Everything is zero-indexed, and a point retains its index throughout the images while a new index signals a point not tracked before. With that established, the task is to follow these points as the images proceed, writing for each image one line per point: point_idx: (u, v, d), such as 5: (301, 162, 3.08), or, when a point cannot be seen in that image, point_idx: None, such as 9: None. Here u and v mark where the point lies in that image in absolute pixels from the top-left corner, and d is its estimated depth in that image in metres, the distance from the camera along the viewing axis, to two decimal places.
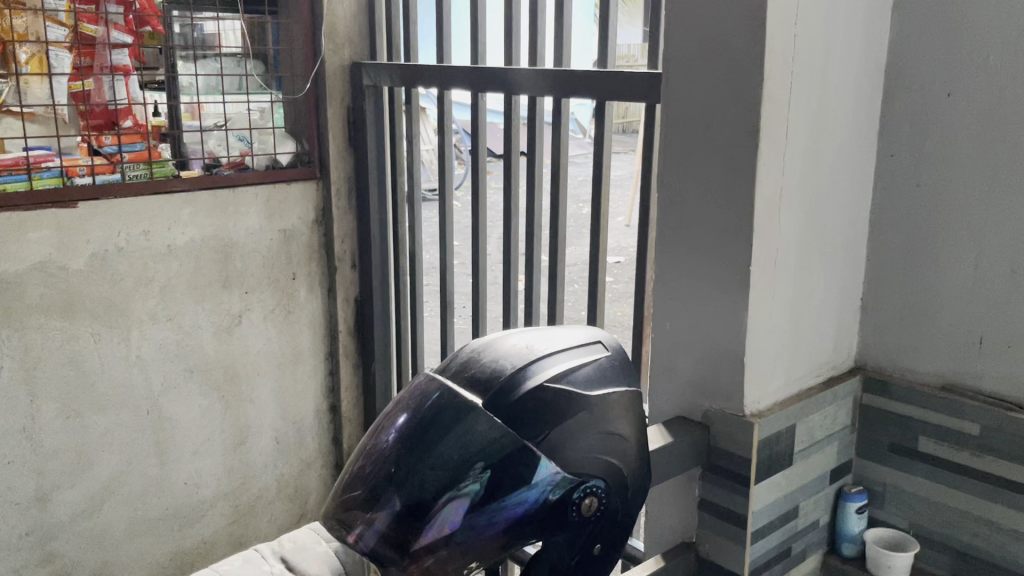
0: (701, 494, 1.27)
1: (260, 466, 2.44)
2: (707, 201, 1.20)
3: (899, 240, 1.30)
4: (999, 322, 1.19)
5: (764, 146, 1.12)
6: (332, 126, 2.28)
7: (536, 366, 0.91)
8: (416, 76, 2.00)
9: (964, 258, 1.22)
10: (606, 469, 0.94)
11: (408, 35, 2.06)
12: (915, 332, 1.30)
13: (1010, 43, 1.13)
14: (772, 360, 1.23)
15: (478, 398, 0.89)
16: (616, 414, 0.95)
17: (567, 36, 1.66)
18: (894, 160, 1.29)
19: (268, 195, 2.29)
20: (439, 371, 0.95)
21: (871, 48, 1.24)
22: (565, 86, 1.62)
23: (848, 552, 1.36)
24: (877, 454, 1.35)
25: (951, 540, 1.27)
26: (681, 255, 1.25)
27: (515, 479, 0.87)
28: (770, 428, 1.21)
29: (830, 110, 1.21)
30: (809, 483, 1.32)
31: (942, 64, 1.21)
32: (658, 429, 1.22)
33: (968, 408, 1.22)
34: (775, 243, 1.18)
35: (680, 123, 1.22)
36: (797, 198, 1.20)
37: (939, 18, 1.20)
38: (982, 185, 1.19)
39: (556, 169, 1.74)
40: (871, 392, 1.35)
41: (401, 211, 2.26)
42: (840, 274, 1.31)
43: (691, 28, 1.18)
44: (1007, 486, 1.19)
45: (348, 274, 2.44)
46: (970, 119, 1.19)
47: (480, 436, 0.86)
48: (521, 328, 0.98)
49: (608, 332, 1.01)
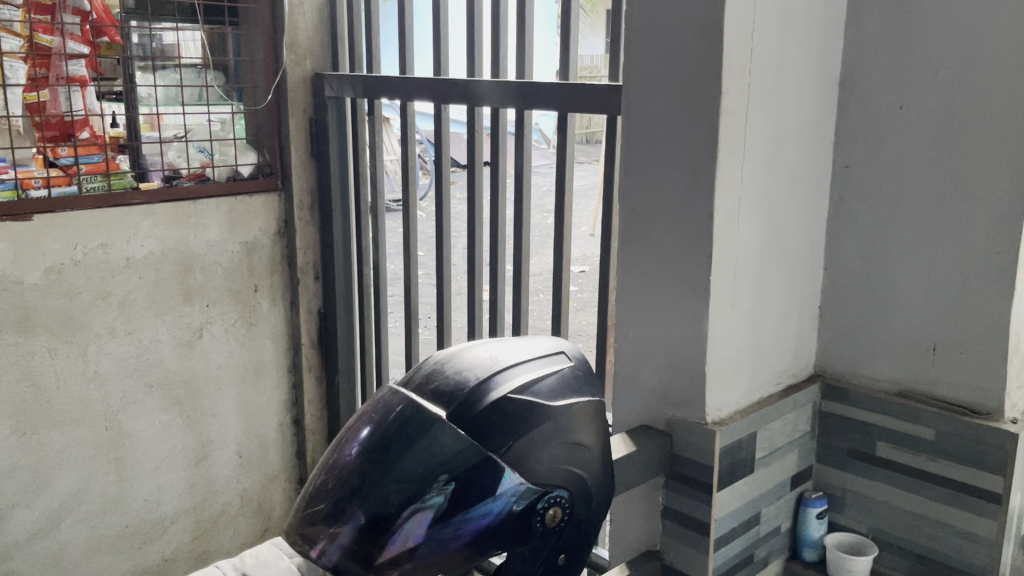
0: (664, 502, 1.28)
1: (223, 481, 2.41)
2: (668, 211, 1.21)
3: (855, 250, 1.33)
4: (952, 329, 1.23)
5: (722, 159, 1.13)
6: (295, 138, 2.26)
7: (500, 377, 0.91)
8: (379, 87, 1.99)
9: (917, 266, 1.25)
10: (570, 479, 0.95)
11: (370, 46, 2.05)
12: (872, 339, 1.33)
13: (958, 58, 1.16)
14: (732, 368, 1.24)
15: (442, 409, 0.89)
16: (580, 425, 0.96)
17: (529, 48, 1.66)
18: (849, 171, 1.31)
19: (229, 207, 2.27)
20: (402, 384, 0.95)
21: (826, 62, 1.27)
22: (528, 97, 1.63)
23: (810, 557, 1.38)
24: (836, 460, 1.37)
25: (909, 544, 1.29)
26: (643, 267, 1.27)
27: (480, 491, 0.87)
28: (732, 436, 1.23)
29: (787, 121, 1.23)
30: (771, 490, 1.33)
31: (893, 78, 1.24)
32: (621, 439, 1.23)
33: (924, 413, 1.25)
34: (735, 253, 1.20)
35: (641, 135, 1.23)
36: (756, 209, 1.21)
37: (890, 33, 1.23)
38: (933, 194, 1.22)
39: (519, 181, 1.74)
40: (830, 399, 1.37)
41: (365, 222, 2.24)
42: (799, 283, 1.33)
43: (650, 41, 1.20)
44: (962, 489, 1.22)
45: (311, 286, 2.41)
46: (922, 132, 1.22)
47: (445, 448, 0.86)
48: (484, 339, 0.98)
49: (571, 342, 1.01)
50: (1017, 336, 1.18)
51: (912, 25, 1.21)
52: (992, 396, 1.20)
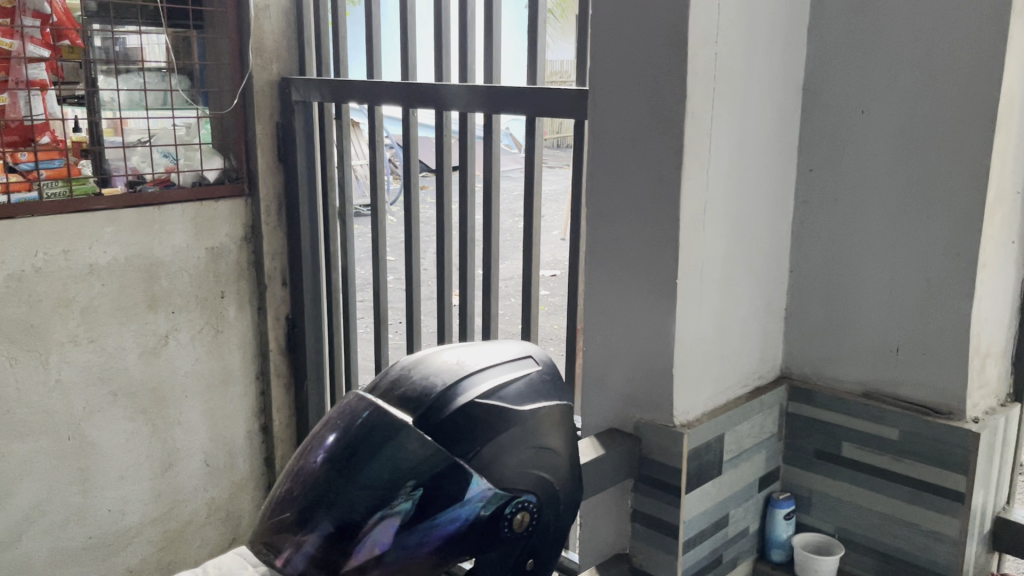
0: (633, 505, 1.28)
1: (190, 490, 2.37)
2: (634, 215, 1.22)
3: (820, 253, 1.34)
4: (915, 330, 1.24)
5: (688, 163, 1.14)
6: (260, 142, 2.23)
7: (467, 382, 0.91)
8: (346, 92, 1.98)
9: (881, 268, 1.27)
10: (538, 483, 0.94)
11: (337, 50, 2.04)
12: (838, 341, 1.34)
13: (918, 64, 1.18)
14: (699, 371, 1.25)
15: (408, 415, 0.88)
16: (548, 429, 0.95)
17: (497, 53, 1.66)
18: (813, 174, 1.33)
19: (195, 212, 2.24)
20: (369, 390, 0.94)
21: (789, 67, 1.28)
22: (496, 102, 1.63)
23: (778, 558, 1.38)
24: (803, 461, 1.38)
25: (875, 543, 1.31)
26: (611, 270, 1.27)
27: (447, 497, 0.86)
28: (700, 438, 1.23)
29: (752, 125, 1.24)
30: (739, 491, 1.34)
31: (856, 83, 1.25)
32: (590, 442, 1.23)
33: (888, 413, 1.27)
34: (702, 256, 1.20)
35: (607, 139, 1.24)
36: (722, 213, 1.22)
37: (852, 38, 1.25)
38: (895, 198, 1.23)
39: (488, 186, 1.74)
40: (796, 400, 1.38)
41: (333, 228, 2.22)
42: (765, 285, 1.35)
43: (615, 46, 1.20)
44: (927, 489, 1.23)
45: (279, 292, 2.38)
46: (885, 136, 1.23)
47: (411, 454, 0.86)
48: (452, 343, 0.98)
49: (539, 346, 1.01)
50: (978, 337, 1.20)
51: (874, 30, 1.22)
52: (954, 396, 1.22)
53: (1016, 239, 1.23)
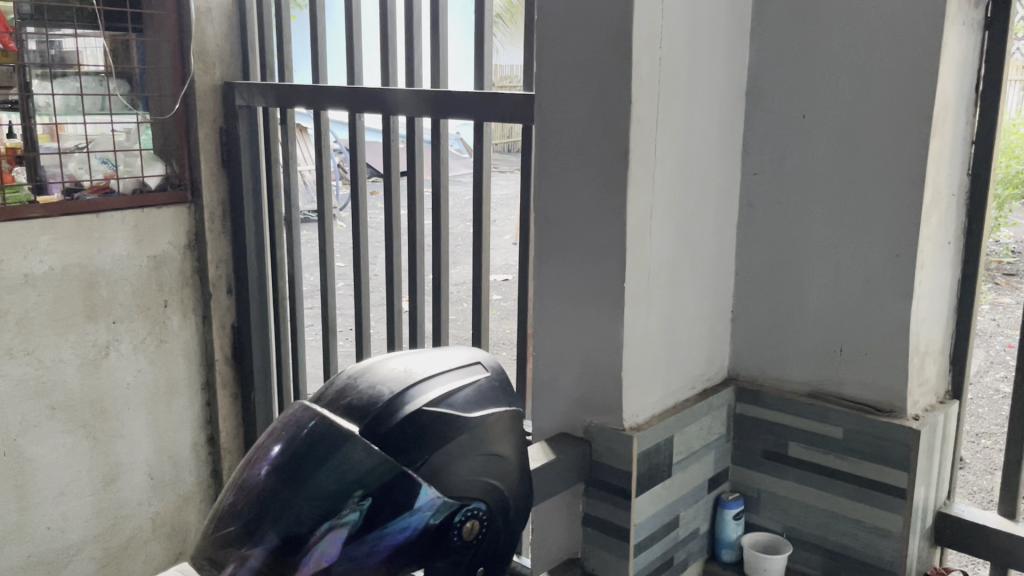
0: (584, 509, 1.28)
1: (133, 505, 2.31)
2: (581, 220, 1.22)
3: (765, 255, 1.36)
4: (858, 331, 1.27)
5: (634, 168, 1.15)
6: (204, 148, 2.19)
7: (415, 390, 0.90)
8: (291, 96, 1.95)
9: (824, 270, 1.29)
10: (488, 491, 0.94)
11: (282, 54, 2.01)
12: (783, 342, 1.36)
13: (856, 69, 1.21)
14: (648, 373, 1.26)
15: (355, 425, 0.87)
16: (497, 436, 0.95)
17: (444, 57, 1.65)
18: (757, 178, 1.35)
19: (136, 219, 2.19)
20: (315, 400, 0.92)
21: (732, 71, 1.30)
22: (443, 106, 1.62)
23: (728, 557, 1.39)
24: (751, 462, 1.40)
25: (821, 541, 1.33)
26: (561, 275, 1.27)
27: (394, 507, 0.86)
28: (649, 441, 1.24)
29: (696, 130, 1.25)
30: (689, 493, 1.35)
31: (797, 88, 1.28)
32: (541, 447, 1.23)
33: (833, 413, 1.29)
34: (649, 260, 1.21)
35: (554, 144, 1.24)
36: (668, 217, 1.23)
37: (793, 43, 1.27)
38: (837, 201, 1.26)
39: (437, 190, 1.72)
40: (744, 401, 1.40)
41: (280, 234, 2.19)
42: (711, 288, 1.36)
43: (561, 50, 1.20)
44: (870, 486, 1.25)
45: (224, 299, 2.33)
46: (826, 140, 1.25)
47: (358, 465, 0.84)
48: (400, 351, 0.97)
49: (487, 352, 1.01)
50: (918, 336, 1.23)
51: (814, 37, 1.24)
52: (896, 394, 1.24)
53: (952, 239, 1.27)
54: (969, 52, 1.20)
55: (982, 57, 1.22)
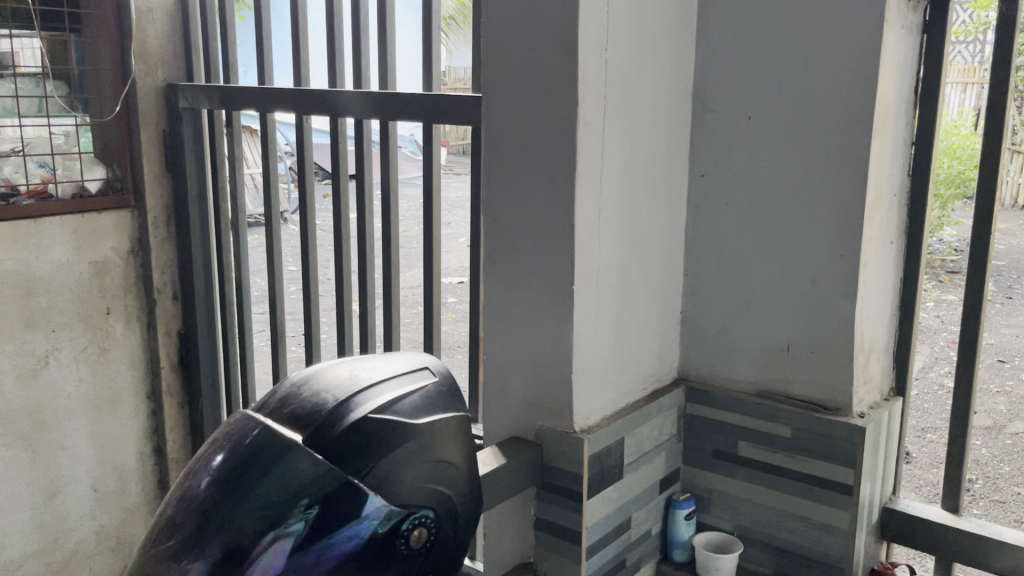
0: (536, 512, 1.28)
1: (75, 518, 2.25)
2: (530, 222, 1.21)
3: (713, 256, 1.37)
4: (804, 330, 1.28)
5: (582, 170, 1.14)
6: (147, 152, 2.13)
7: (360, 397, 0.88)
8: (236, 98, 1.92)
9: (770, 270, 1.30)
10: (435, 497, 0.92)
11: (227, 55, 1.97)
12: (732, 342, 1.37)
13: (799, 72, 1.22)
14: (598, 376, 1.25)
15: (298, 434, 0.85)
16: (444, 442, 0.94)
17: (391, 58, 1.63)
18: (704, 179, 1.35)
19: (76, 225, 2.12)
20: (257, 409, 0.90)
21: (678, 74, 1.30)
22: (391, 108, 1.59)
23: (679, 558, 1.40)
24: (702, 461, 1.40)
25: (771, 539, 1.34)
26: (510, 278, 1.26)
27: (340, 517, 0.84)
28: (600, 443, 1.24)
29: (644, 132, 1.25)
30: (640, 494, 1.35)
31: (742, 90, 1.29)
32: (491, 452, 1.22)
33: (780, 412, 1.30)
34: (598, 262, 1.21)
35: (501, 146, 1.23)
36: (617, 220, 1.23)
37: (739, 45, 1.28)
38: (782, 202, 1.27)
39: (386, 193, 1.70)
40: (693, 401, 1.40)
41: (226, 238, 2.14)
42: (661, 289, 1.36)
43: (507, 53, 1.19)
44: (819, 483, 1.27)
45: (169, 306, 2.26)
46: (771, 142, 1.27)
47: (302, 474, 0.83)
48: (345, 357, 0.95)
49: (435, 358, 1.00)
50: (862, 334, 1.25)
51: (758, 39, 1.26)
52: (841, 392, 1.26)
53: (894, 239, 1.29)
54: (908, 55, 1.22)
55: (921, 60, 1.24)
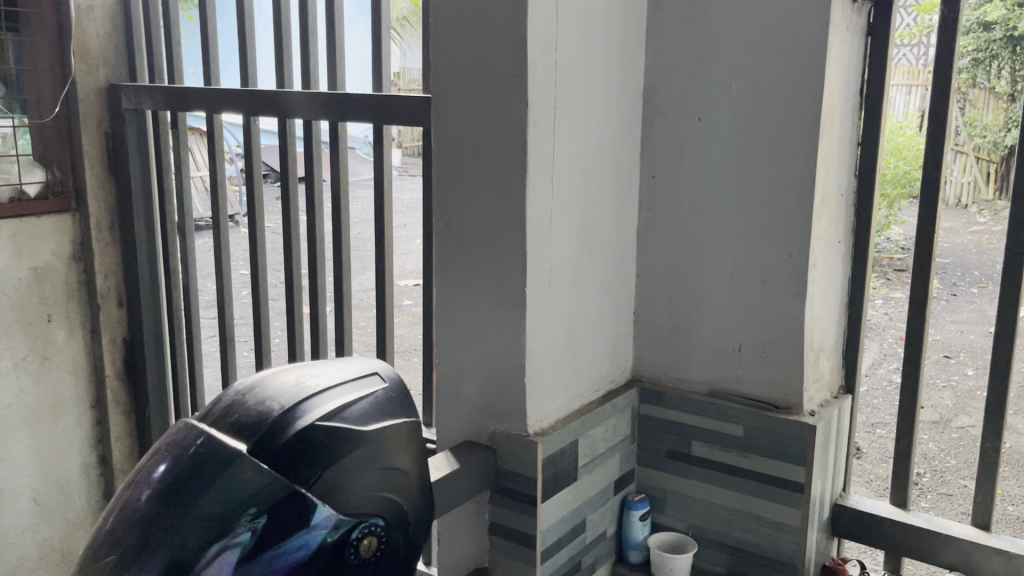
0: (491, 517, 1.27)
1: (17, 532, 2.18)
2: (481, 224, 1.20)
3: (665, 257, 1.37)
4: (754, 330, 1.29)
5: (532, 171, 1.14)
6: (88, 154, 2.07)
7: (306, 404, 0.87)
8: (181, 99, 1.88)
9: (722, 270, 1.31)
10: (385, 505, 0.91)
11: (171, 55, 1.93)
12: (684, 342, 1.37)
13: (747, 73, 1.23)
14: (551, 378, 1.25)
15: (243, 443, 0.83)
16: (394, 448, 0.92)
17: (340, 59, 1.60)
18: (655, 181, 1.36)
19: (14, 230, 2.05)
20: (200, 418, 0.88)
21: (629, 75, 1.30)
22: (341, 109, 1.57)
23: (635, 559, 1.40)
24: (656, 462, 1.40)
25: (725, 538, 1.34)
26: (462, 280, 1.25)
27: (288, 527, 0.82)
28: (554, 447, 1.23)
29: (594, 133, 1.25)
30: (595, 496, 1.34)
31: (692, 91, 1.29)
32: (444, 457, 1.20)
33: (732, 411, 1.31)
34: (550, 264, 1.20)
35: (450, 147, 1.22)
36: (569, 221, 1.23)
37: (688, 47, 1.28)
38: (733, 202, 1.28)
39: (337, 195, 1.67)
40: (647, 403, 1.40)
41: (173, 242, 2.10)
42: (613, 290, 1.36)
43: (457, 53, 1.18)
44: (771, 482, 1.28)
45: (114, 313, 2.20)
46: (720, 143, 1.27)
47: (247, 484, 0.80)
48: (291, 364, 0.93)
49: (385, 363, 0.98)
50: (812, 333, 1.26)
51: (707, 39, 1.26)
52: (792, 391, 1.27)
53: (842, 239, 1.30)
54: (853, 56, 1.23)
55: (866, 61, 1.26)
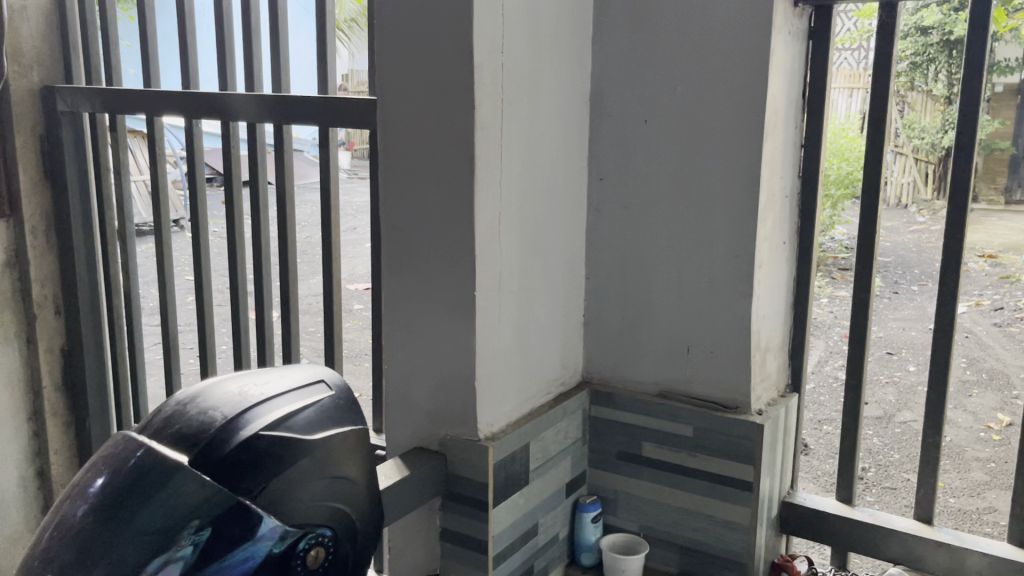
0: (442, 523, 1.26)
1: None
2: (430, 227, 1.19)
3: (614, 258, 1.37)
4: (702, 330, 1.31)
5: (480, 173, 1.13)
6: (22, 157, 1.98)
7: (250, 414, 0.84)
8: (120, 102, 1.83)
9: (669, 272, 1.32)
10: (332, 515, 0.89)
11: (109, 57, 1.89)
12: (633, 343, 1.38)
13: (692, 75, 1.24)
14: (502, 382, 1.24)
15: (185, 455, 0.80)
16: (341, 457, 0.90)
17: (284, 61, 1.57)
18: (604, 183, 1.36)
19: None
20: (140, 430, 0.85)
21: (576, 78, 1.31)
22: (286, 112, 1.54)
23: (587, 561, 1.40)
24: (607, 464, 1.41)
25: (676, 538, 1.35)
26: (411, 284, 1.23)
27: (233, 540, 0.80)
28: (505, 451, 1.22)
29: (542, 135, 1.25)
30: (546, 499, 1.34)
31: (638, 94, 1.30)
32: (394, 464, 1.19)
33: (681, 412, 1.32)
34: (499, 266, 1.20)
35: (398, 150, 1.20)
36: (517, 223, 1.23)
37: (633, 50, 1.29)
38: (679, 204, 1.29)
39: (283, 198, 1.64)
40: (598, 404, 1.40)
41: (113, 248, 2.07)
42: (563, 292, 1.36)
43: (403, 56, 1.17)
44: (720, 481, 1.29)
45: (51, 321, 2.11)
46: (667, 146, 1.28)
47: (190, 497, 0.78)
48: (235, 372, 0.91)
49: (331, 370, 0.96)
50: (758, 333, 1.28)
51: (652, 41, 1.27)
52: (739, 391, 1.29)
53: (786, 240, 1.32)
54: (794, 60, 1.25)
55: (807, 65, 1.28)
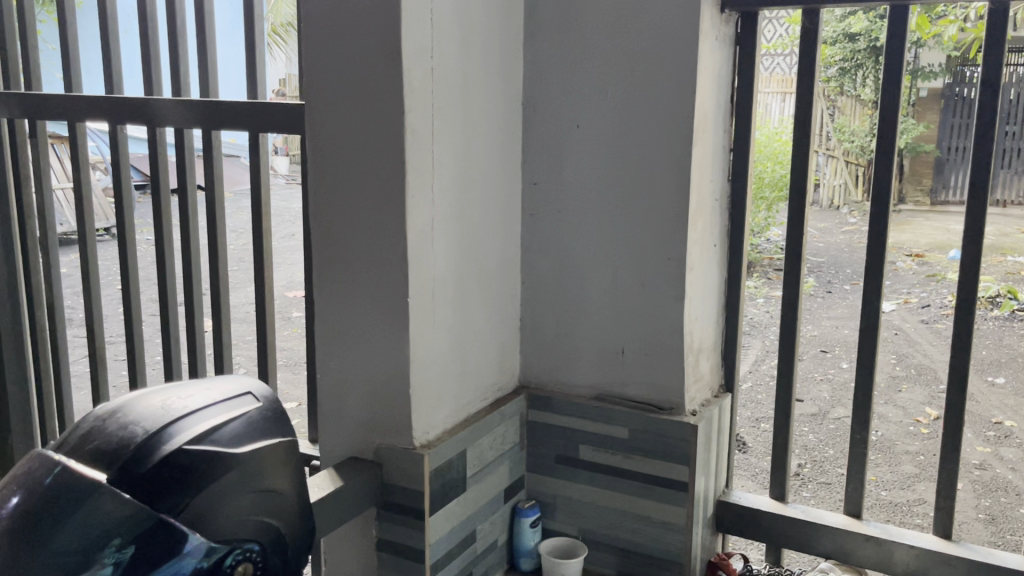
0: (378, 533, 1.24)
1: None
2: (362, 233, 1.17)
3: (549, 261, 1.37)
4: (637, 333, 1.31)
5: (411, 179, 1.12)
6: None
7: (173, 428, 0.82)
8: (41, 108, 1.76)
9: (603, 274, 1.32)
10: (260, 529, 0.87)
11: (28, 61, 1.82)
12: (570, 347, 1.38)
13: (623, 79, 1.25)
14: (437, 388, 1.23)
15: (103, 473, 0.77)
16: (270, 469, 0.88)
17: (212, 65, 1.53)
18: (537, 187, 1.36)
19: None
20: (57, 448, 0.81)
21: (507, 82, 1.30)
22: (213, 117, 1.50)
23: (526, 566, 1.39)
24: (545, 468, 1.40)
25: (615, 539, 1.36)
26: (343, 291, 1.22)
27: (157, 558, 0.77)
28: (441, 458, 1.21)
29: (474, 140, 1.24)
30: (484, 506, 1.33)
31: (569, 99, 1.30)
32: (327, 475, 1.17)
33: (617, 414, 1.32)
34: (433, 272, 1.19)
35: (328, 156, 1.19)
36: (451, 228, 1.22)
37: (565, 55, 1.29)
38: (612, 207, 1.29)
39: (213, 206, 1.60)
40: (535, 409, 1.40)
41: (35, 260, 1.99)
42: (498, 296, 1.36)
43: (331, 61, 1.15)
44: (657, 482, 1.30)
45: None
46: (598, 150, 1.29)
47: (108, 516, 0.75)
48: (157, 385, 0.88)
49: (259, 382, 0.94)
50: (691, 334, 1.29)
51: (582, 46, 1.27)
52: (674, 392, 1.30)
53: (717, 242, 1.34)
54: (722, 65, 1.27)
55: (735, 70, 1.30)
